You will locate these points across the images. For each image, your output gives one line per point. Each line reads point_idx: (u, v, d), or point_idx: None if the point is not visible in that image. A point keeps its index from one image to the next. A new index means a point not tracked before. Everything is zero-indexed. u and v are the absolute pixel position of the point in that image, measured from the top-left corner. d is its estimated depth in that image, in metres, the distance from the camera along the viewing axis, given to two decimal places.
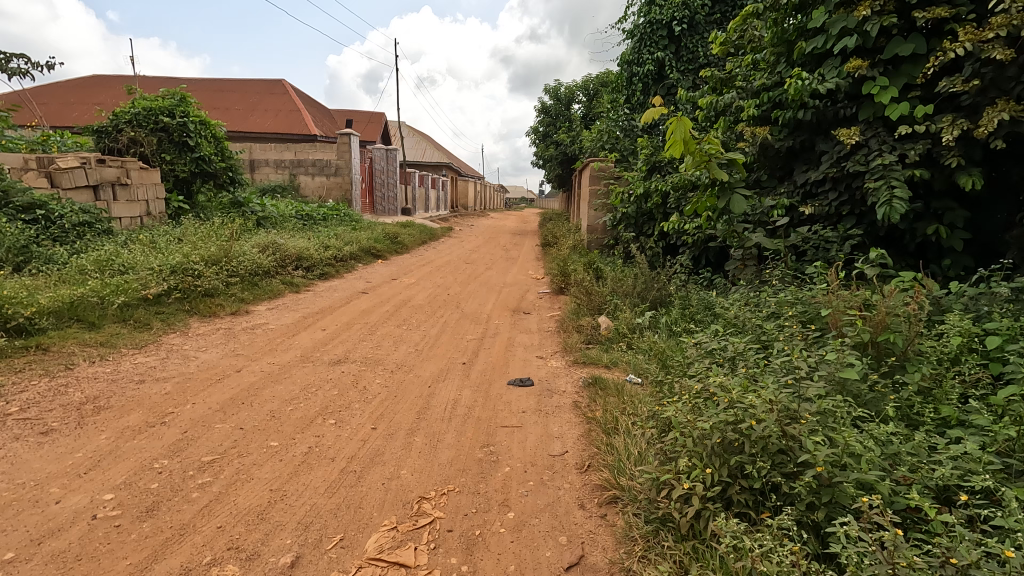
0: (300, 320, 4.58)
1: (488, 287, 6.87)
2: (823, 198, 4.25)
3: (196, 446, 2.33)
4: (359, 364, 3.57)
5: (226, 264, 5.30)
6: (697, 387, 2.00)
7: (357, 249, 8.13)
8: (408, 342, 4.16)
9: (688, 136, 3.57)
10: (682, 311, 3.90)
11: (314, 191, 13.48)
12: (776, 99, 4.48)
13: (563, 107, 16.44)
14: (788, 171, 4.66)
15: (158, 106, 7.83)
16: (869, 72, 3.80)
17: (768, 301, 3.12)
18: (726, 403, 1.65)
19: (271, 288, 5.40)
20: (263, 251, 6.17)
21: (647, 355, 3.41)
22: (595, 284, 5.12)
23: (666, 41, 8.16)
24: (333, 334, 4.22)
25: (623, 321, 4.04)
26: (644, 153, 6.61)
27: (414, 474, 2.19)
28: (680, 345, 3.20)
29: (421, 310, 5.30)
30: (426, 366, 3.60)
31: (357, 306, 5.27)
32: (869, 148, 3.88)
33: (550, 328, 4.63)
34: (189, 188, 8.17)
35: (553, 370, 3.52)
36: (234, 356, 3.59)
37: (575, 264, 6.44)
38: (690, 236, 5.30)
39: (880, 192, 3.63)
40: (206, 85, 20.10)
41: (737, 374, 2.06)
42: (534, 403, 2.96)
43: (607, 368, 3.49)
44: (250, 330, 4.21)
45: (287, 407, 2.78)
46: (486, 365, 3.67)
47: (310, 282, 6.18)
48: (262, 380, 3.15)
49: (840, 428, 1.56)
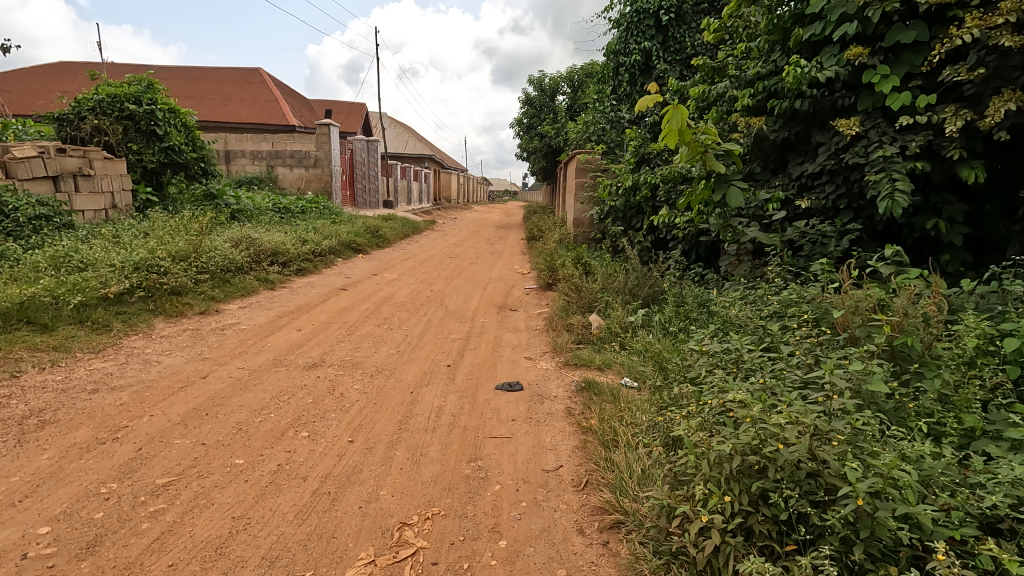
0: (275, 320, 4.33)
1: (472, 283, 6.65)
2: (820, 191, 4.12)
3: (150, 467, 2.09)
4: (336, 367, 3.34)
5: (195, 260, 5.01)
6: (708, 399, 1.81)
7: (337, 244, 7.85)
8: (389, 343, 3.94)
9: (684, 125, 3.39)
10: (677, 308, 3.74)
11: (292, 183, 13.09)
12: (771, 88, 4.33)
13: (547, 99, 16.20)
14: (782, 162, 4.55)
15: (123, 93, 7.42)
16: (870, 60, 3.66)
17: (771, 299, 2.96)
18: (748, 421, 1.47)
19: (244, 285, 5.12)
20: (236, 246, 5.88)
21: (642, 357, 3.25)
22: (584, 280, 4.94)
23: (653, 31, 7.97)
24: (310, 335, 3.98)
25: (615, 320, 3.86)
26: (632, 145, 6.44)
27: (394, 496, 1.99)
28: (679, 346, 3.04)
29: (403, 308, 5.07)
30: (408, 369, 3.39)
31: (336, 304, 5.02)
32: (868, 140, 3.75)
33: (539, 327, 4.45)
34: (158, 180, 7.80)
35: (542, 372, 3.34)
36: (200, 360, 3.34)
37: (563, 259, 6.26)
38: (680, 230, 5.15)
39: (881, 185, 3.49)
40: (179, 73, 19.46)
41: (749, 383, 1.88)
42: (524, 411, 2.77)
43: (600, 370, 3.31)
44: (220, 331, 3.95)
45: (255, 418, 2.55)
46: (472, 368, 3.47)
47: (287, 278, 5.91)
48: (230, 387, 2.91)
49: (876, 450, 1.39)
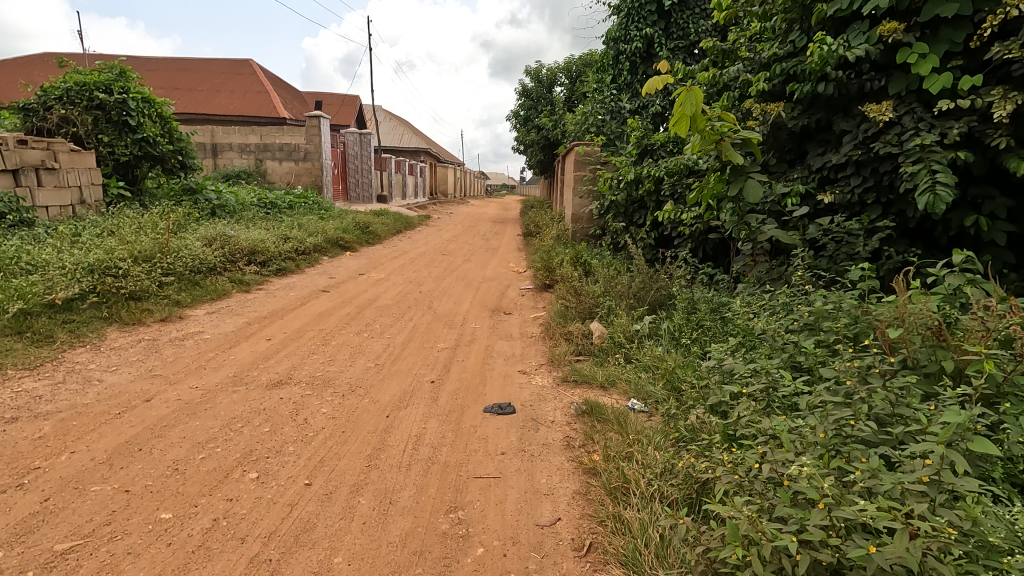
0: (243, 328, 3.93)
1: (465, 282, 6.25)
2: (844, 184, 3.73)
3: (52, 526, 1.71)
4: (304, 386, 2.94)
5: (160, 260, 4.60)
6: (751, 455, 1.45)
7: (323, 241, 7.45)
8: (368, 354, 3.54)
9: (698, 108, 2.98)
10: (687, 317, 3.38)
11: (281, 177, 12.65)
12: (789, 71, 3.93)
13: (544, 90, 15.74)
14: (801, 153, 4.16)
15: (92, 81, 6.96)
16: (905, 37, 3.26)
17: (801, 309, 2.60)
18: (820, 506, 1.10)
19: (215, 288, 4.72)
20: (210, 245, 5.47)
21: (650, 374, 2.86)
22: (584, 282, 4.55)
23: (655, 16, 7.56)
24: (279, 345, 3.58)
25: (619, 329, 3.48)
26: (634, 136, 6.05)
27: (352, 564, 1.60)
28: (696, 364, 2.66)
29: (387, 312, 4.67)
30: (386, 388, 2.98)
31: (315, 308, 4.62)
32: (902, 127, 3.35)
33: (534, 334, 4.05)
34: (133, 173, 7.36)
35: (538, 391, 2.94)
36: (148, 378, 2.93)
37: (561, 258, 5.86)
38: (687, 226, 4.78)
39: (920, 178, 3.09)
40: (166, 64, 18.91)
41: (801, 431, 1.51)
42: (516, 440, 2.39)
43: (603, 389, 2.91)
44: (179, 342, 3.54)
45: (196, 455, 2.15)
46: (459, 385, 3.07)
47: (264, 279, 5.50)
48: (175, 412, 2.51)
49: (1001, 547, 1.01)
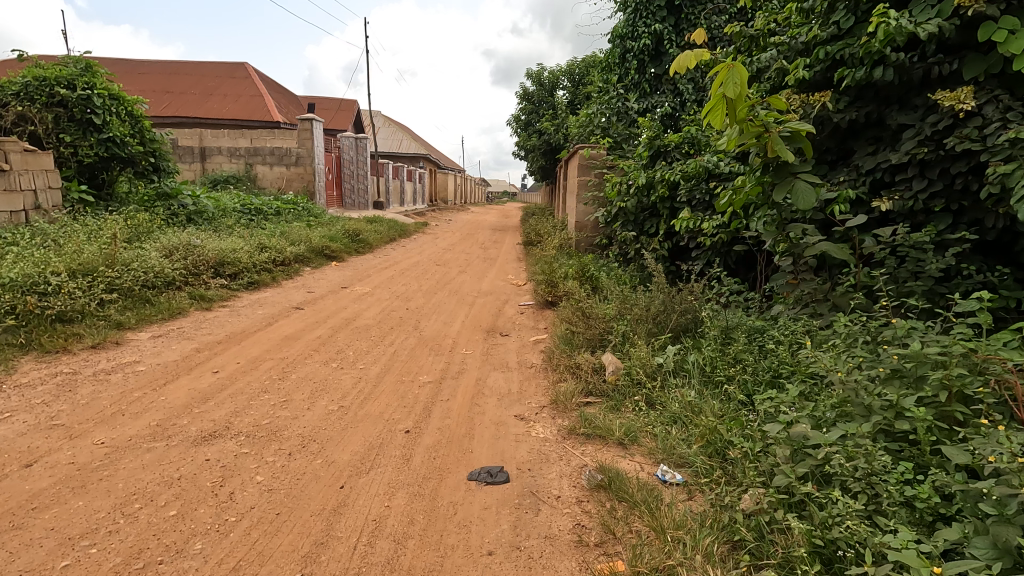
0: (189, 356, 3.31)
1: (458, 297, 5.64)
2: (903, 189, 3.13)
3: None
4: (242, 440, 2.31)
5: (106, 275, 4.01)
6: None
7: (305, 250, 6.86)
8: (332, 391, 2.93)
9: (742, 92, 2.39)
10: (722, 349, 2.80)
11: (272, 182, 12.09)
12: (836, 56, 3.35)
13: (546, 94, 15.21)
14: (845, 153, 3.57)
15: (53, 76, 6.37)
16: (989, 8, 2.66)
17: (881, 350, 2.01)
18: None
19: (168, 306, 4.12)
20: (170, 256, 4.87)
21: (682, 429, 2.26)
22: (592, 301, 3.95)
23: (664, 12, 7.05)
24: (227, 380, 2.96)
25: (637, 362, 2.86)
26: (645, 136, 5.50)
27: None
28: (743, 418, 2.07)
29: (364, 335, 4.05)
30: (347, 442, 2.36)
31: (282, 330, 4.01)
32: (983, 119, 2.75)
33: (534, 365, 3.43)
34: (99, 175, 6.77)
35: (537, 449, 2.31)
36: (44, 430, 2.31)
37: (564, 271, 5.24)
38: (709, 237, 4.28)
39: (1015, 180, 2.47)
40: (157, 67, 18.41)
41: None
42: (509, 529, 1.77)
43: (622, 447, 2.29)
44: (104, 376, 2.92)
45: (55, 562, 1.54)
46: (440, 437, 2.45)
47: (231, 293, 4.90)
48: (56, 485, 1.90)
49: None
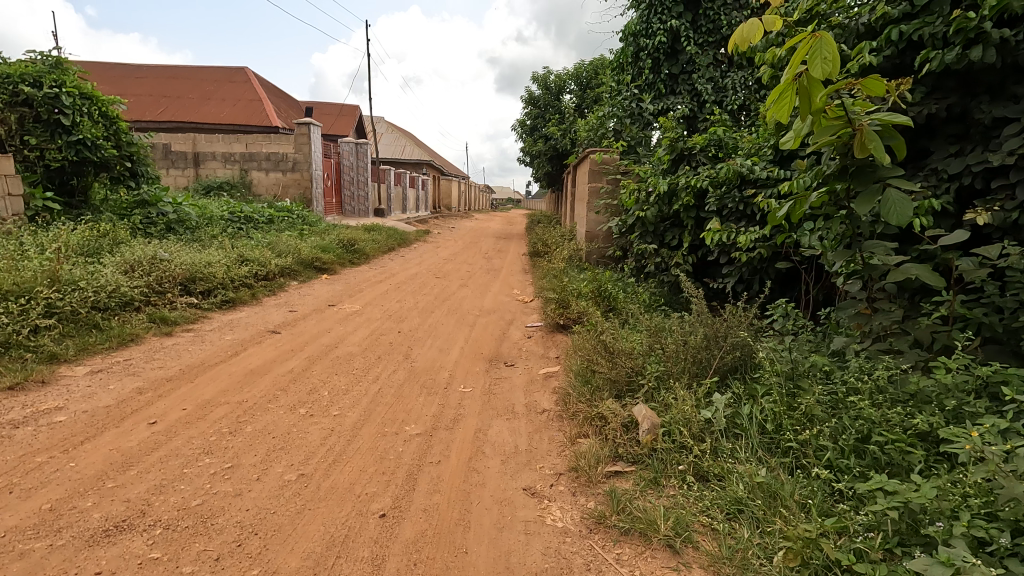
0: (127, 400, 2.71)
1: (458, 317, 5.03)
2: (1003, 198, 2.52)
3: None
4: (157, 535, 1.72)
5: (44, 298, 3.43)
6: None
7: (293, 263, 6.27)
8: (293, 450, 2.33)
9: (828, 76, 1.79)
10: (788, 400, 2.17)
11: (267, 188, 11.54)
12: (912, 36, 2.75)
13: (552, 97, 14.61)
14: (919, 154, 2.96)
15: (17, 72, 5.84)
16: None
17: None
18: None
19: (118, 333, 3.54)
20: (132, 273, 4.29)
21: (756, 527, 1.65)
22: (611, 329, 3.34)
23: (681, 6, 6.44)
24: (162, 435, 2.37)
25: (678, 418, 2.24)
26: (665, 137, 4.88)
27: None
28: (848, 518, 1.49)
29: (345, 367, 3.44)
30: (300, 537, 1.76)
31: (249, 362, 3.41)
32: None
33: (546, 411, 2.82)
34: (68, 182, 6.23)
35: (555, 551, 1.71)
36: None
37: (577, 289, 4.63)
38: (743, 253, 3.68)
39: None
40: (154, 71, 17.94)
41: None
42: None
43: (672, 552, 1.67)
44: (10, 430, 2.34)
45: None
46: (425, 525, 1.84)
47: (200, 314, 4.31)
48: None
49: None
